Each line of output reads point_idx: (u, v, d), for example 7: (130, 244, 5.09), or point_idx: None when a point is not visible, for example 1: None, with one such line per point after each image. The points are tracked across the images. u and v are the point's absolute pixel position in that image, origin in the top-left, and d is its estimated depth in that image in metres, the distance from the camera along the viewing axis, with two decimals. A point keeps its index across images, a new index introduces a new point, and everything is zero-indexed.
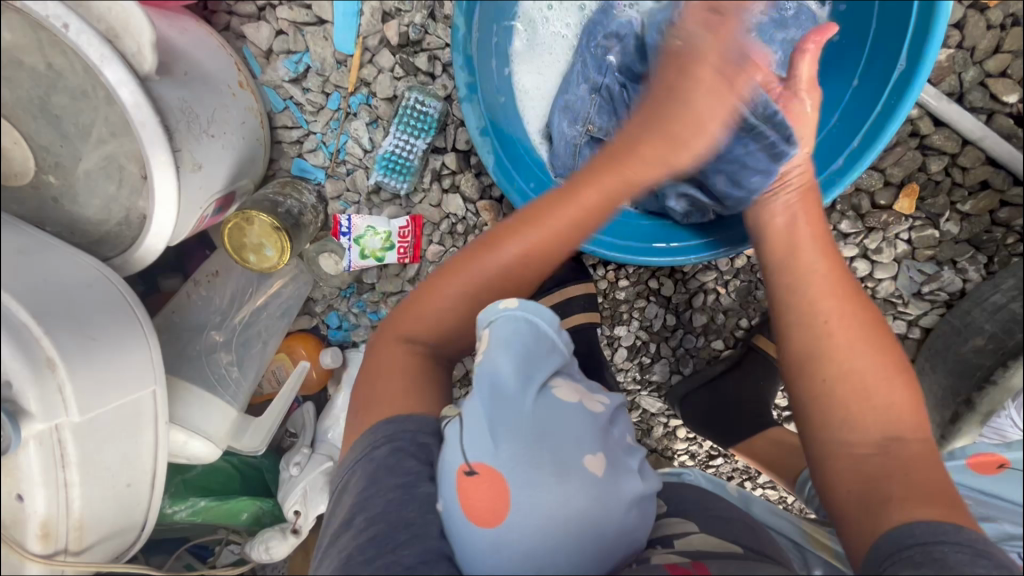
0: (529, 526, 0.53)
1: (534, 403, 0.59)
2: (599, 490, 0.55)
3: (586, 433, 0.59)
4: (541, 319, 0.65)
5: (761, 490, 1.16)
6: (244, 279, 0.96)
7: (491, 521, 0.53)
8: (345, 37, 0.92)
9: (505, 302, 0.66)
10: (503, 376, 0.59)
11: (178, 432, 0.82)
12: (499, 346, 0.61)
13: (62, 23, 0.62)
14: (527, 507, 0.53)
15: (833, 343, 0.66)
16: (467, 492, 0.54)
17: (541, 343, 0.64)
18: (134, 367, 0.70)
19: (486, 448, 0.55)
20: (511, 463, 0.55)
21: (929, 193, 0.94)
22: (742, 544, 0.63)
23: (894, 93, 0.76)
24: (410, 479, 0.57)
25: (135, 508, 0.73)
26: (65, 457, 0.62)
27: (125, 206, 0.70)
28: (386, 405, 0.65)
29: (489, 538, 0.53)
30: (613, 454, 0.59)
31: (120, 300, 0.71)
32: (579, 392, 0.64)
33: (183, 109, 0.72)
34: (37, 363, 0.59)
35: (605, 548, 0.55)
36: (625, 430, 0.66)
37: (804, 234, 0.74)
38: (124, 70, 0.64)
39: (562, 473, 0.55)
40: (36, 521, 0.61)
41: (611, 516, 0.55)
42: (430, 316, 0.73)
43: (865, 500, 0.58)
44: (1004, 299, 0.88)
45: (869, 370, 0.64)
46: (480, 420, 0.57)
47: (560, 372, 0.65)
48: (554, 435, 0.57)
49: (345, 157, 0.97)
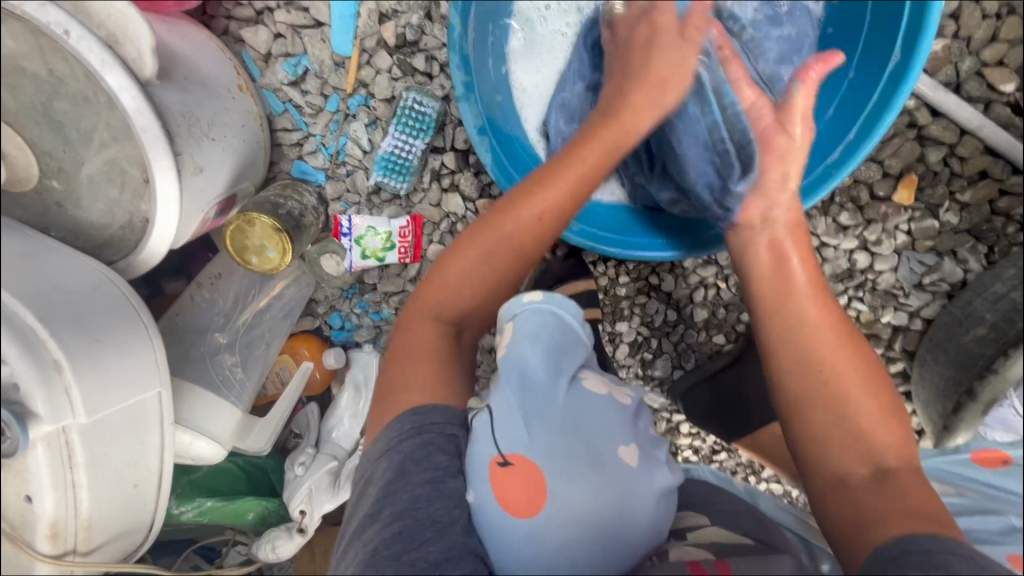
0: (566, 516, 0.53)
1: (565, 394, 0.60)
2: (633, 481, 0.56)
3: (617, 425, 0.60)
4: (565, 312, 0.68)
5: (766, 484, 1.16)
6: (247, 281, 0.97)
7: (526, 511, 0.53)
8: (343, 39, 0.92)
9: (531, 294, 0.70)
10: (533, 366, 0.60)
11: (184, 432, 0.83)
12: (529, 338, 0.63)
13: (63, 30, 0.62)
14: (562, 497, 0.54)
15: (823, 376, 0.66)
16: (500, 483, 0.54)
17: (569, 335, 0.66)
18: (139, 368, 0.70)
19: (521, 439, 0.56)
20: (546, 453, 0.55)
21: (928, 184, 0.94)
22: (754, 538, 0.63)
23: (891, 88, 0.76)
24: (438, 474, 0.56)
25: (142, 509, 0.74)
26: (73, 458, 0.62)
27: (127, 210, 0.71)
28: (410, 394, 0.63)
29: (525, 529, 0.53)
30: (644, 445, 0.60)
31: (125, 303, 0.71)
32: (607, 384, 0.65)
33: (184, 113, 0.73)
34: (44, 365, 0.59)
35: (638, 543, 0.55)
36: (651, 423, 0.66)
37: (794, 259, 0.72)
38: (125, 76, 0.65)
39: (595, 463, 0.56)
40: (45, 521, 0.62)
41: (644, 509, 0.55)
42: (450, 289, 0.71)
43: (853, 519, 0.59)
44: (1004, 289, 0.88)
45: (863, 408, 0.64)
46: (514, 411, 0.57)
47: (586, 365, 0.67)
48: (586, 426, 0.58)
49: (345, 158, 0.98)
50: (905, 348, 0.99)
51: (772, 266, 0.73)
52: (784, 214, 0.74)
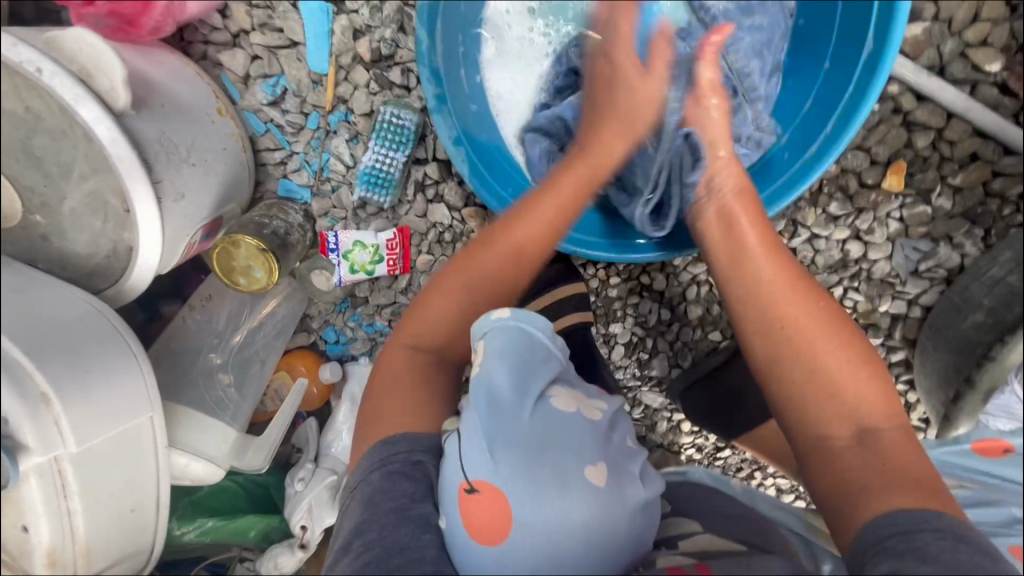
0: (535, 540, 0.54)
1: (531, 416, 0.60)
2: (603, 500, 0.56)
3: (586, 442, 0.60)
4: (531, 326, 0.68)
5: (772, 480, 1.15)
6: (239, 302, 0.97)
7: (494, 538, 0.54)
8: (319, 57, 0.93)
9: (498, 312, 0.69)
10: (499, 389, 0.61)
11: (179, 455, 0.84)
12: (498, 359, 0.63)
13: (36, 67, 0.64)
14: (530, 522, 0.55)
15: (797, 342, 0.67)
16: (469, 510, 0.56)
17: (538, 351, 0.67)
18: (128, 395, 0.71)
19: (485, 465, 0.57)
20: (509, 478, 0.56)
21: (918, 169, 0.92)
22: (749, 542, 0.62)
23: (863, 85, 0.76)
24: (404, 502, 0.57)
25: (142, 532, 0.74)
26: (66, 486, 0.64)
27: (111, 239, 0.72)
28: (393, 421, 0.65)
29: (494, 556, 0.54)
30: (615, 461, 0.60)
31: (113, 331, 0.72)
32: (577, 399, 0.65)
33: (161, 141, 0.74)
34: (31, 400, 0.61)
35: (613, 554, 0.56)
36: (625, 434, 0.66)
37: (750, 234, 0.73)
38: (98, 108, 0.66)
39: (562, 486, 0.56)
40: (42, 551, 0.63)
41: (616, 524, 0.56)
42: (435, 324, 0.74)
43: (845, 502, 0.59)
44: (1002, 273, 0.85)
45: (834, 366, 0.65)
46: (478, 436, 0.58)
47: (559, 380, 0.67)
48: (554, 448, 0.58)
49: (329, 174, 0.99)
50: (905, 336, 0.98)
51: (724, 231, 0.75)
52: (729, 181, 0.76)
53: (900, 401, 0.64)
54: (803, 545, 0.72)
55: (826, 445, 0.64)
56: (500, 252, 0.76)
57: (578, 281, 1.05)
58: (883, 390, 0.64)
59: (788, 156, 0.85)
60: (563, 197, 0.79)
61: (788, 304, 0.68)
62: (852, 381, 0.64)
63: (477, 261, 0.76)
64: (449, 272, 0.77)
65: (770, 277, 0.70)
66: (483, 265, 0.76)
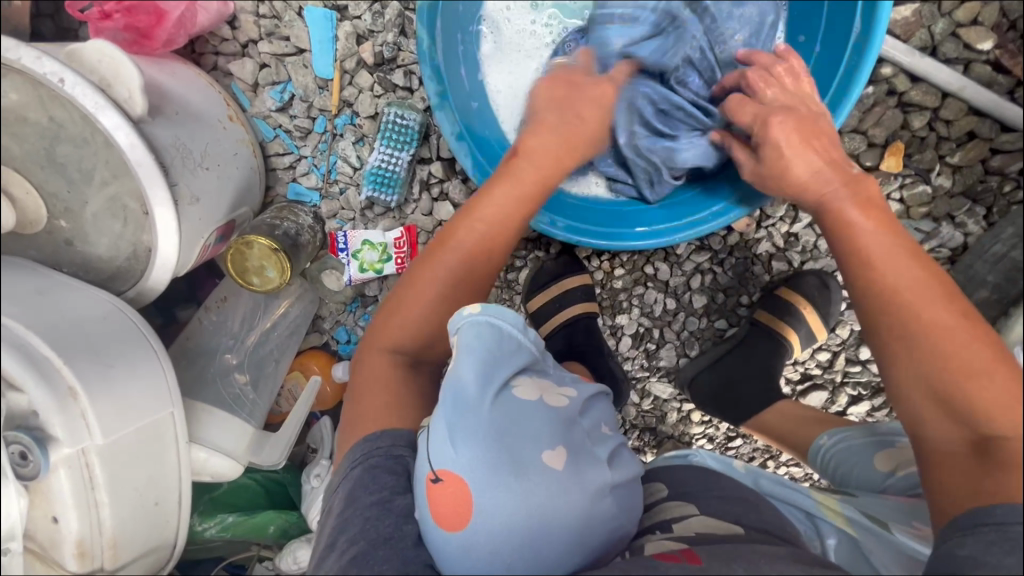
0: (494, 524, 0.56)
1: (492, 408, 0.61)
2: (560, 484, 0.58)
3: (546, 430, 0.62)
4: (504, 322, 0.67)
5: (785, 468, 1.15)
6: (252, 302, 1.00)
7: (456, 525, 0.57)
8: (324, 62, 0.96)
9: (469, 308, 0.68)
10: (465, 382, 0.61)
11: (198, 449, 0.85)
12: (465, 354, 0.63)
13: (58, 78, 0.67)
14: (490, 510, 0.57)
15: (911, 320, 0.62)
16: (435, 498, 0.58)
17: (508, 343, 0.67)
18: (150, 391, 0.74)
19: (447, 455, 0.58)
20: (470, 467, 0.58)
21: (916, 149, 0.93)
22: (744, 524, 0.64)
23: (849, 75, 0.79)
24: (383, 496, 0.61)
25: (165, 527, 0.76)
26: (93, 479, 0.66)
27: (131, 242, 0.75)
28: (370, 422, 0.68)
29: (458, 542, 0.56)
30: (575, 446, 0.63)
31: (135, 330, 0.75)
32: (540, 388, 0.67)
33: (176, 146, 0.77)
34: (60, 393, 0.63)
35: (572, 537, 0.58)
36: (596, 420, 0.70)
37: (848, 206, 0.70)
38: (118, 115, 0.69)
39: (520, 471, 0.58)
40: (71, 541, 0.65)
41: (574, 506, 0.58)
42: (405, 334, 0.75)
43: (953, 489, 0.58)
44: (1004, 248, 0.90)
45: (963, 351, 0.59)
46: (440, 427, 0.60)
47: (527, 368, 0.69)
48: (515, 434, 0.60)
49: (337, 176, 1.02)
50: None
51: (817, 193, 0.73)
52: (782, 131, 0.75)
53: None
54: (807, 522, 0.73)
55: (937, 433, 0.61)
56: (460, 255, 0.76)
57: (583, 273, 1.07)
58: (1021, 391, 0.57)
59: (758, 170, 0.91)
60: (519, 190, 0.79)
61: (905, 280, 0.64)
62: (983, 382, 0.58)
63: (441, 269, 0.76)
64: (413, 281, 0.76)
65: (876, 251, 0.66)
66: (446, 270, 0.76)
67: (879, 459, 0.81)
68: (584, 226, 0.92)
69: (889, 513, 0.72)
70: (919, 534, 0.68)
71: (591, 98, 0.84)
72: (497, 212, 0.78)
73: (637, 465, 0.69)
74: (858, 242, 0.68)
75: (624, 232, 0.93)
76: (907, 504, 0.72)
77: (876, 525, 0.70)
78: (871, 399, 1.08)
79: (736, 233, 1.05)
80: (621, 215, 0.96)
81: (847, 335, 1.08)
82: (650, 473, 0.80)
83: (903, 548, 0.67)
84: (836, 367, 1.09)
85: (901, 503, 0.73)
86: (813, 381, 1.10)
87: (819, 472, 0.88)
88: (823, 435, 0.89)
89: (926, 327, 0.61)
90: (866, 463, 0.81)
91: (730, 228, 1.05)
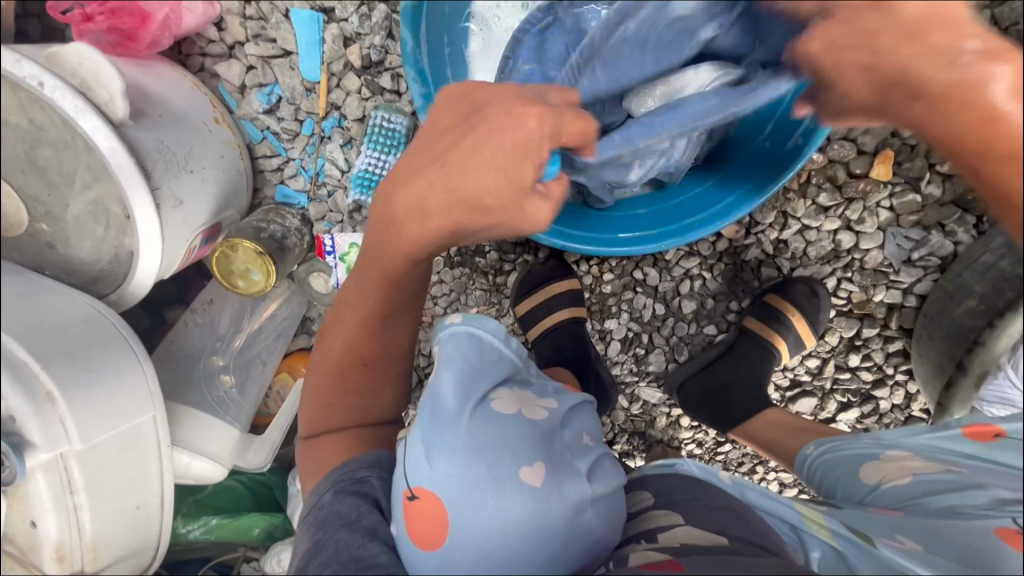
0: (471, 541, 0.56)
1: (469, 423, 0.61)
2: (537, 501, 0.58)
3: (526, 445, 0.61)
4: (484, 332, 0.70)
5: (774, 475, 1.15)
6: (239, 305, 1.00)
7: (433, 544, 0.57)
8: (311, 65, 0.96)
9: (451, 317, 0.71)
10: (443, 394, 0.62)
11: (182, 453, 0.86)
12: (445, 364, 0.65)
13: (38, 82, 0.66)
14: (467, 526, 0.57)
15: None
16: (411, 515, 0.58)
17: (488, 353, 0.68)
18: (129, 393, 0.74)
19: (424, 473, 0.59)
20: (446, 483, 0.58)
21: (905, 157, 0.95)
22: (728, 535, 0.64)
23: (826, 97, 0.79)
24: (352, 519, 0.62)
25: (147, 530, 0.76)
26: (73, 482, 0.66)
27: (114, 245, 0.75)
28: (339, 454, 0.70)
29: (435, 559, 0.57)
30: (555, 461, 0.62)
31: (114, 333, 0.75)
32: (519, 401, 0.67)
33: (159, 150, 0.77)
34: (38, 397, 0.63)
35: (551, 554, 0.58)
36: (578, 431, 0.70)
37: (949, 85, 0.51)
38: (99, 119, 0.69)
39: (498, 489, 0.58)
40: (50, 546, 0.64)
41: (553, 524, 0.58)
42: (331, 417, 0.72)
43: None
44: (993, 258, 0.86)
45: None
46: (417, 442, 0.60)
47: (506, 382, 0.69)
48: (493, 450, 0.59)
49: (325, 179, 1.02)
50: (901, 326, 1.02)
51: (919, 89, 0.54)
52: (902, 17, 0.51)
53: None
54: (792, 535, 0.70)
55: None
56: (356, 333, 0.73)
57: (571, 278, 1.07)
58: None
59: (797, 142, 0.83)
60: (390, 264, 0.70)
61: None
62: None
63: (339, 354, 0.73)
64: (320, 373, 0.74)
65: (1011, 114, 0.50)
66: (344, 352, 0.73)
67: (866, 470, 0.79)
68: (573, 232, 0.92)
69: (867, 525, 0.70)
70: (903, 547, 0.66)
71: (492, 130, 0.59)
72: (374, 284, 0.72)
73: (620, 474, 0.69)
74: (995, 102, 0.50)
75: (609, 238, 0.93)
76: (892, 518, 0.71)
77: (859, 537, 0.68)
78: (861, 406, 1.08)
79: (725, 240, 1.04)
80: (605, 222, 0.95)
81: (836, 342, 1.06)
82: (635, 481, 0.80)
83: (889, 562, 0.63)
84: (825, 374, 1.08)
85: (885, 518, 0.72)
86: (802, 388, 1.10)
87: (804, 482, 0.87)
88: (809, 445, 0.88)
89: None
90: (853, 474, 0.80)
91: (719, 234, 1.04)
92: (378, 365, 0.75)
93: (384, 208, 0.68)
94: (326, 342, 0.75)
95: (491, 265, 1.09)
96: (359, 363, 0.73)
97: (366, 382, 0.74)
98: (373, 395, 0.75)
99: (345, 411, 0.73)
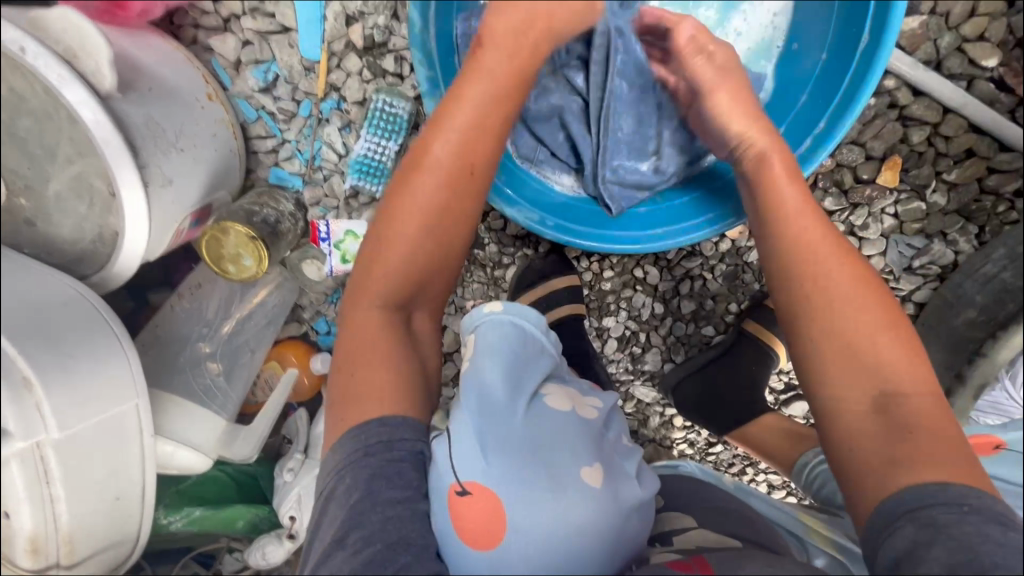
0: (529, 539, 0.54)
1: (523, 418, 0.60)
2: (596, 499, 0.57)
3: (581, 444, 0.61)
4: (529, 323, 0.70)
5: (763, 476, 1.15)
6: (228, 289, 0.97)
7: (487, 543, 0.55)
8: (312, 43, 0.92)
9: (489, 306, 0.71)
10: (492, 388, 0.61)
11: (164, 443, 0.81)
12: (492, 355, 0.64)
13: (18, 46, 0.62)
14: (525, 525, 0.55)
15: (825, 311, 0.66)
16: (460, 512, 0.56)
17: (532, 344, 0.69)
18: (114, 383, 0.71)
19: (478, 468, 0.57)
20: (501, 480, 0.56)
21: (913, 164, 0.94)
22: (741, 538, 0.62)
23: (861, 75, 0.78)
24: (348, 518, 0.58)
25: (127, 522, 0.73)
26: (49, 472, 0.63)
27: (97, 224, 0.70)
28: (377, 402, 0.61)
29: (488, 561, 0.54)
30: (608, 461, 0.61)
31: (97, 317, 0.72)
32: (569, 397, 0.67)
33: (149, 126, 0.74)
34: (14, 383, 0.60)
35: (609, 556, 0.57)
36: (620, 432, 0.69)
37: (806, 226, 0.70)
38: (84, 90, 0.65)
39: (557, 487, 0.56)
40: (23, 537, 0.62)
41: (611, 526, 0.57)
42: (391, 275, 0.71)
43: (874, 470, 0.58)
44: (995, 269, 0.88)
45: (882, 353, 0.63)
46: (468, 434, 0.58)
47: (550, 376, 0.69)
48: (546, 447, 0.59)
49: (321, 163, 0.98)
50: None
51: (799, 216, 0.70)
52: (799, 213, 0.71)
53: (922, 365, 0.63)
54: (795, 543, 0.70)
55: (850, 438, 0.62)
56: (434, 187, 0.71)
57: (571, 273, 1.05)
58: (908, 348, 0.64)
59: (807, 147, 0.82)
60: (490, 110, 0.72)
61: (820, 273, 0.67)
62: (875, 354, 0.62)
63: (411, 203, 0.71)
64: (388, 220, 0.72)
65: (831, 274, 0.67)
66: (416, 204, 0.71)
67: None
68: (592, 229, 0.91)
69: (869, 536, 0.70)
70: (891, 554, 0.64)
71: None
72: (460, 131, 0.71)
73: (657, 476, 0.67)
74: (821, 280, 0.67)
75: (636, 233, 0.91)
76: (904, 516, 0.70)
77: (862, 551, 0.67)
78: None
79: (728, 240, 1.04)
80: (636, 217, 0.94)
81: None
82: None
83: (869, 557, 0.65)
84: None
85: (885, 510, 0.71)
86: (797, 391, 1.10)
87: (800, 487, 0.87)
88: (808, 452, 0.88)
89: (839, 317, 0.65)
90: None
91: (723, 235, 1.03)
92: (445, 232, 0.73)
93: (497, 28, 0.72)
94: (390, 192, 0.73)
95: (490, 257, 1.06)
96: (453, 210, 0.73)
97: (455, 234, 0.74)
98: (433, 267, 0.74)
99: (432, 253, 0.73)
